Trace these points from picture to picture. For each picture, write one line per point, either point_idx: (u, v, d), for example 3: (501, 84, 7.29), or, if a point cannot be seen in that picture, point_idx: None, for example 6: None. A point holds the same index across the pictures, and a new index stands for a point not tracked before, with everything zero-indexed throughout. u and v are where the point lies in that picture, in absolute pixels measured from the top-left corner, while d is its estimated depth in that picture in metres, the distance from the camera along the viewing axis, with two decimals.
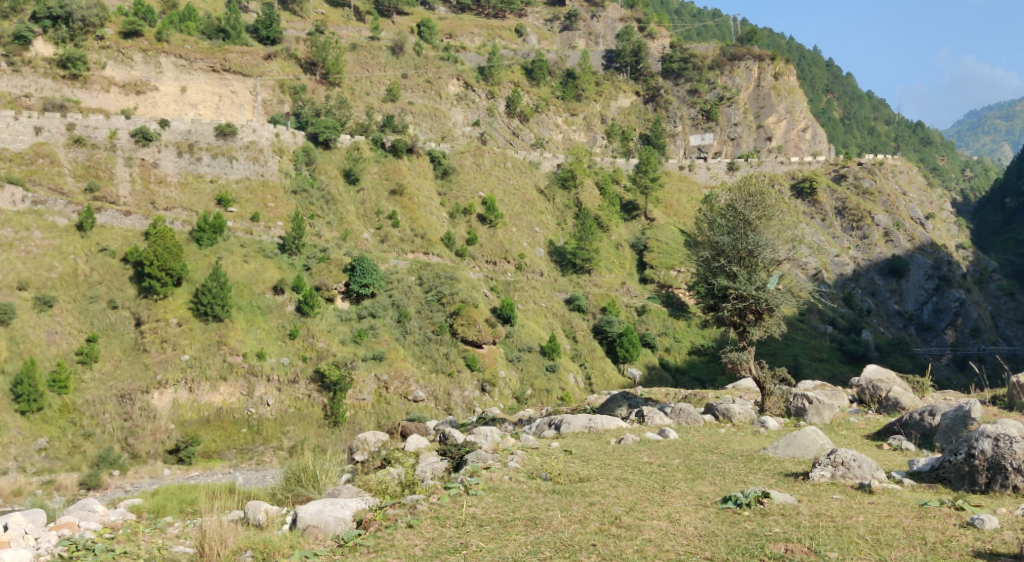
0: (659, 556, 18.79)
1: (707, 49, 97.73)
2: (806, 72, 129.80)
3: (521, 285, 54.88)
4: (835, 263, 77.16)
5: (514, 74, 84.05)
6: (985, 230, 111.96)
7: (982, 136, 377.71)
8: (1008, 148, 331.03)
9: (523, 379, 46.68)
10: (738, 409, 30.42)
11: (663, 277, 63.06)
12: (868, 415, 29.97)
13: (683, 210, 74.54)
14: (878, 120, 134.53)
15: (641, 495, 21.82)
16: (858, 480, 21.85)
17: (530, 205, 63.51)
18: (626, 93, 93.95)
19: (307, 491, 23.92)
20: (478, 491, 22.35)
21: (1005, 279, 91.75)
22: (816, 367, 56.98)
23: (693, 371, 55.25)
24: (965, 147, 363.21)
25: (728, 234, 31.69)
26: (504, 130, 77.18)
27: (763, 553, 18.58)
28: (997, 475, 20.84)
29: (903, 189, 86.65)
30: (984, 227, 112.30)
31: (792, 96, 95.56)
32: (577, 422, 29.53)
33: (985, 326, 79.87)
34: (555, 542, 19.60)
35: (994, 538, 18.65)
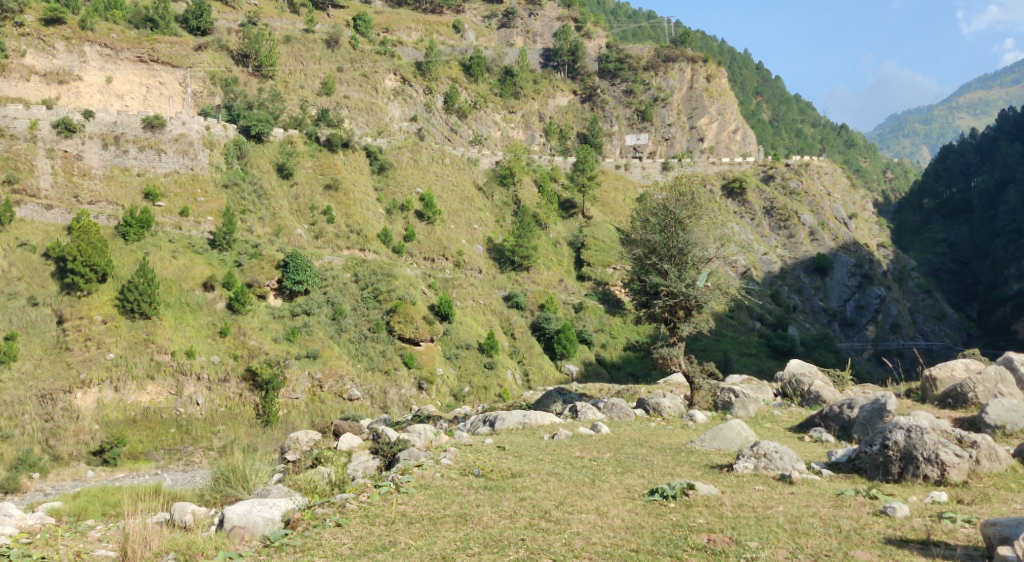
0: (586, 549, 19.33)
1: (643, 49, 99.71)
2: (736, 74, 131.72)
3: (459, 282, 55.23)
4: (762, 262, 79.49)
5: (451, 70, 84.51)
6: (905, 230, 116.37)
7: (903, 139, 390.99)
8: (926, 151, 344.02)
9: (461, 377, 47.42)
10: (668, 403, 31.59)
11: (600, 274, 64.26)
12: (791, 408, 31.11)
13: (619, 209, 75.81)
14: (805, 122, 138.53)
15: (571, 489, 22.52)
16: (779, 471, 22.11)
17: (468, 202, 64.08)
18: (563, 92, 95.82)
19: (236, 491, 24.15)
20: (408, 489, 22.87)
21: (922, 278, 95.82)
22: (744, 362, 58.83)
23: (628, 367, 56.58)
24: (889, 148, 376.02)
25: (659, 231, 32.78)
26: (442, 126, 77.93)
27: (686, 544, 18.98)
28: (909, 465, 20.79)
29: (828, 189, 89.09)
30: (904, 227, 116.71)
31: (724, 98, 97.40)
32: (511, 418, 30.27)
33: (905, 322, 82.64)
34: (484, 538, 20.17)
35: (905, 525, 18.78)
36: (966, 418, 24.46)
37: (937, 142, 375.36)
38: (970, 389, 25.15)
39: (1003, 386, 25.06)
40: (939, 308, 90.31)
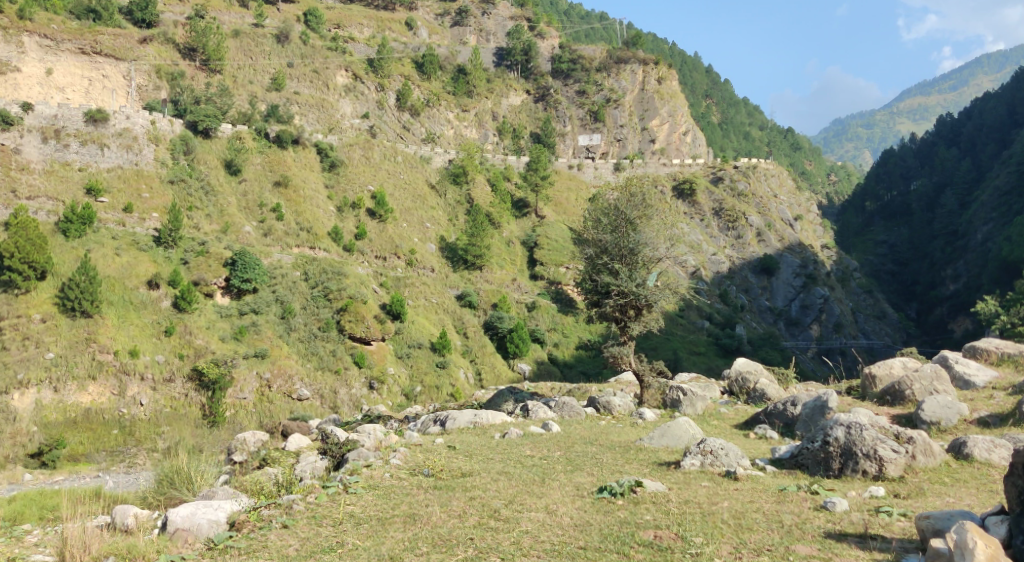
0: (535, 547, 19.35)
1: (595, 50, 100.46)
2: (687, 76, 132.67)
3: (411, 280, 54.96)
4: (711, 262, 80.50)
5: (403, 67, 84.03)
6: (848, 231, 118.86)
7: (846, 143, 399.27)
8: (868, 156, 352.15)
9: (413, 376, 47.27)
10: (618, 401, 31.81)
11: (553, 274, 64.58)
12: (737, 405, 31.55)
13: (572, 208, 76.18)
14: (753, 125, 140.58)
15: (520, 488, 22.53)
16: (725, 468, 22.39)
17: (420, 200, 63.77)
18: (517, 91, 95.77)
19: (180, 493, 23.75)
20: (357, 489, 22.70)
21: (864, 278, 97.86)
22: (694, 361, 59.52)
23: (580, 366, 56.87)
24: (834, 151, 383.92)
25: (611, 231, 32.92)
26: (394, 123, 77.48)
27: (633, 540, 19.11)
28: (849, 460, 21.19)
29: (774, 192, 90.82)
30: (847, 228, 119.23)
31: (674, 100, 98.10)
32: (462, 418, 30.21)
33: (848, 321, 82.55)
34: (432, 538, 20.09)
35: (844, 520, 19.10)
36: (903, 414, 24.99)
37: (879, 146, 384.01)
38: (908, 386, 25.68)
39: (938, 383, 25.58)
40: (881, 308, 92.31)
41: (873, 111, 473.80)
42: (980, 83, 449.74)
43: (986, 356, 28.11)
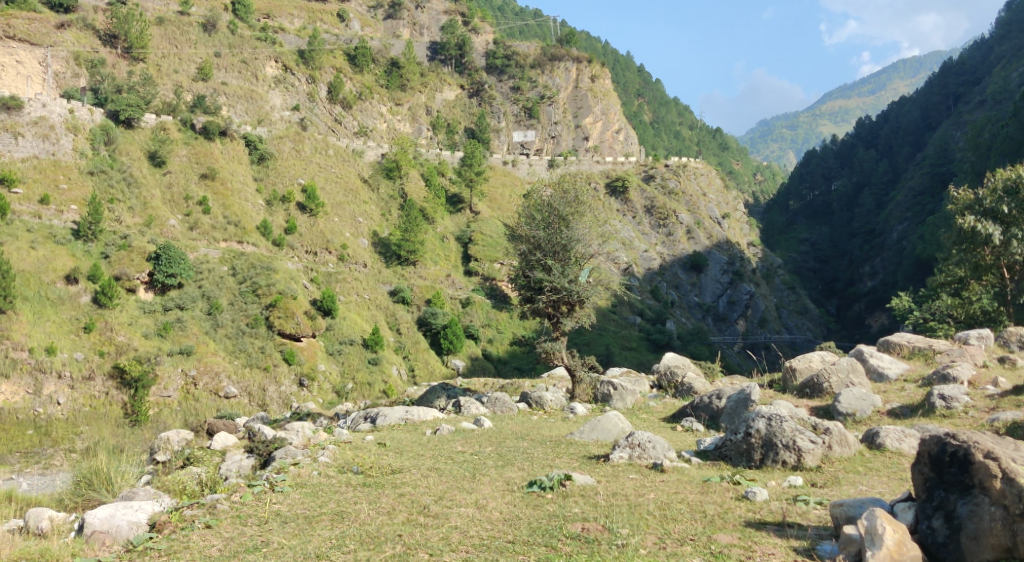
0: (463, 542, 19.25)
1: (529, 47, 101.16)
2: (620, 76, 134.38)
3: (343, 276, 54.34)
4: (643, 258, 81.59)
5: (335, 59, 82.80)
6: (772, 230, 121.70)
7: (771, 144, 408.97)
8: (791, 157, 361.63)
9: (344, 373, 46.93)
10: (550, 396, 31.93)
11: (487, 270, 64.61)
12: (665, 399, 31.97)
13: (506, 204, 76.33)
14: (684, 124, 142.71)
15: (450, 484, 22.44)
16: (652, 460, 22.65)
17: (352, 194, 63.12)
18: (451, 86, 95.25)
19: (99, 494, 23.02)
20: (283, 487, 22.35)
21: (788, 276, 100.24)
22: (625, 356, 60.17)
23: (514, 361, 57.02)
24: (759, 152, 392.94)
25: (544, 228, 32.99)
26: (325, 116, 76.34)
27: (561, 533, 19.14)
28: (769, 451, 21.61)
29: (703, 191, 92.82)
30: (772, 227, 122.10)
31: (607, 98, 100.86)
32: (393, 415, 30.00)
33: (771, 317, 85.49)
34: (360, 535, 19.87)
35: (764, 508, 19.42)
36: (821, 406, 25.62)
37: (802, 147, 394.21)
38: (825, 379, 26.35)
39: (853, 376, 26.33)
40: (803, 304, 94.84)
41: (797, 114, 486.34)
42: (898, 87, 464.82)
43: (899, 350, 29.00)
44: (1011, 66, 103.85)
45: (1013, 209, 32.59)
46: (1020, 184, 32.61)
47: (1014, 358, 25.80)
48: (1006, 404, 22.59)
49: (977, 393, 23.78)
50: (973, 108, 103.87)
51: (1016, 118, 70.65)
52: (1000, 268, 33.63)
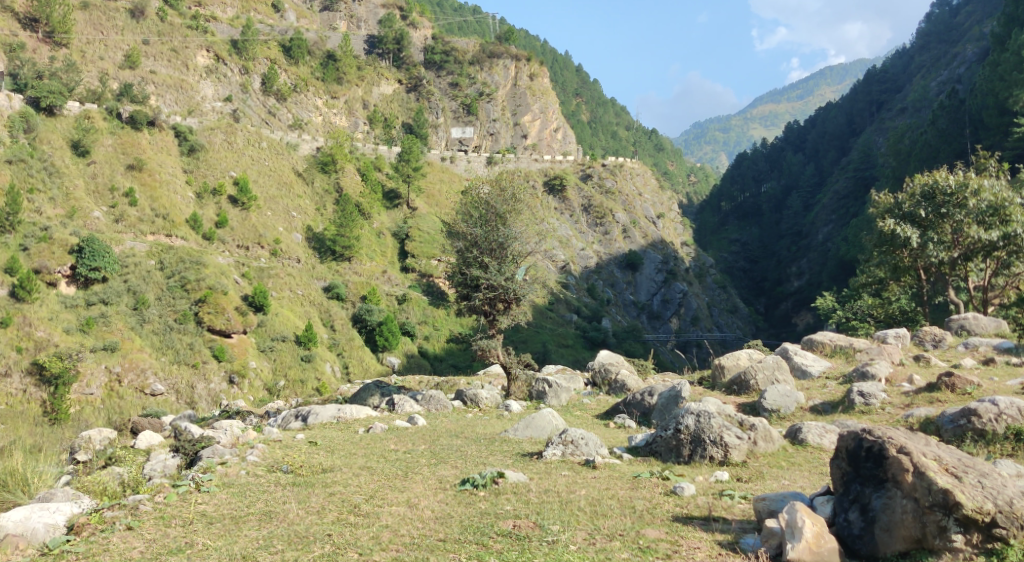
0: (394, 541, 18.99)
1: (467, 43, 101.00)
2: (558, 75, 135.28)
3: (276, 271, 53.33)
4: (580, 256, 82.11)
5: (270, 49, 81.20)
6: (705, 230, 123.53)
7: (704, 145, 415.77)
8: (724, 159, 368.30)
9: (276, 370, 46.39)
10: (485, 394, 31.81)
11: (424, 266, 64.24)
12: (599, 396, 32.16)
13: (444, 200, 76.03)
14: (621, 125, 144.07)
15: (383, 483, 22.17)
16: (584, 457, 22.74)
17: (286, 188, 62.15)
18: (389, 81, 94.24)
19: (15, 496, 22.14)
20: (210, 487, 21.82)
21: (719, 275, 101.96)
22: (561, 353, 60.47)
23: (450, 359, 57.01)
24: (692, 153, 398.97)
25: (480, 225, 32.79)
26: (259, 108, 74.97)
27: (492, 530, 19.02)
28: (698, 447, 21.85)
29: (639, 190, 94.13)
30: (704, 227, 123.93)
31: (545, 97, 102.66)
32: (325, 413, 29.50)
33: (703, 315, 87.06)
34: (288, 535, 19.48)
35: (690, 503, 19.57)
36: (748, 403, 25.99)
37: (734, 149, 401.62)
38: (752, 376, 26.78)
39: (779, 373, 26.79)
40: (733, 302, 96.73)
41: (730, 117, 495.48)
42: (826, 93, 477.32)
43: (822, 348, 29.64)
44: (930, 75, 107.43)
45: (930, 213, 33.01)
46: (937, 190, 32.88)
47: (929, 357, 26.43)
48: (920, 400, 23.05)
49: (893, 390, 24.28)
50: (895, 115, 107.08)
51: (933, 126, 72.94)
52: (917, 269, 34.54)
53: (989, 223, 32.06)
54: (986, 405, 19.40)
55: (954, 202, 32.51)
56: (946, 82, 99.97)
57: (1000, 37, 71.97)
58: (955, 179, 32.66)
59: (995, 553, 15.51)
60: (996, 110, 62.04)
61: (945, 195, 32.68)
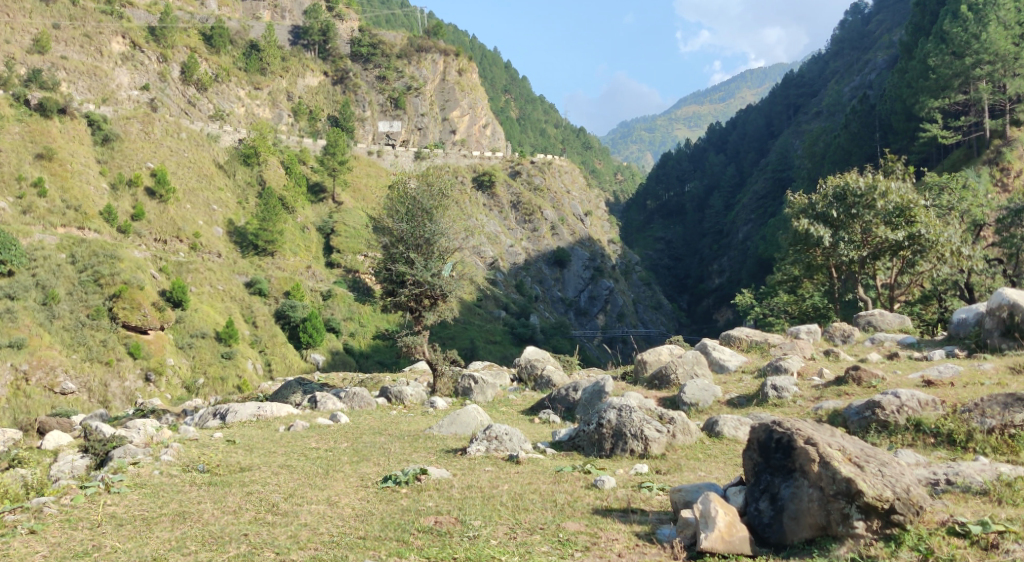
0: (313, 539, 18.61)
1: (395, 36, 100.04)
2: (488, 71, 134.87)
3: (195, 266, 52.04)
4: (509, 253, 82.16)
5: (189, 37, 79.01)
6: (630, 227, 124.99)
7: (630, 145, 421.28)
8: (649, 159, 373.20)
9: (195, 367, 45.36)
10: (410, 391, 31.51)
11: (350, 262, 63.43)
12: (525, 392, 32.18)
13: (370, 195, 75.32)
14: (549, 122, 144.90)
15: (302, 481, 21.75)
16: (508, 452, 22.69)
17: (206, 180, 60.63)
18: (314, 72, 92.64)
19: None
20: (120, 488, 21.07)
21: (644, 272, 103.38)
22: (489, 350, 60.39)
23: (376, 356, 56.58)
24: (619, 153, 403.44)
25: (406, 221, 32.41)
26: (177, 97, 73.20)
27: (413, 527, 18.77)
28: (619, 441, 22.00)
29: (567, 188, 94.92)
30: (630, 224, 125.36)
31: (474, 92, 103.10)
32: (244, 411, 28.82)
33: (628, 311, 88.29)
34: (203, 536, 18.95)
35: (610, 496, 19.66)
36: (668, 397, 26.31)
37: (660, 148, 407.48)
38: (672, 371, 27.17)
39: (698, 367, 27.28)
40: (657, 299, 98.10)
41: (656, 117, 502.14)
42: (746, 96, 488.88)
43: (739, 343, 30.20)
44: (844, 80, 110.43)
45: (840, 213, 33.83)
46: (848, 192, 33.76)
47: (838, 351, 27.09)
48: (829, 393, 23.57)
49: (804, 383, 24.82)
50: (811, 119, 110.07)
51: (845, 129, 74.94)
52: (829, 267, 35.44)
53: (895, 224, 32.85)
54: (889, 397, 19.98)
55: (864, 203, 33.37)
56: (858, 87, 103.07)
57: (908, 45, 74.42)
58: (864, 181, 33.52)
59: (893, 539, 15.68)
60: (903, 115, 64.15)
61: (855, 196, 33.53)
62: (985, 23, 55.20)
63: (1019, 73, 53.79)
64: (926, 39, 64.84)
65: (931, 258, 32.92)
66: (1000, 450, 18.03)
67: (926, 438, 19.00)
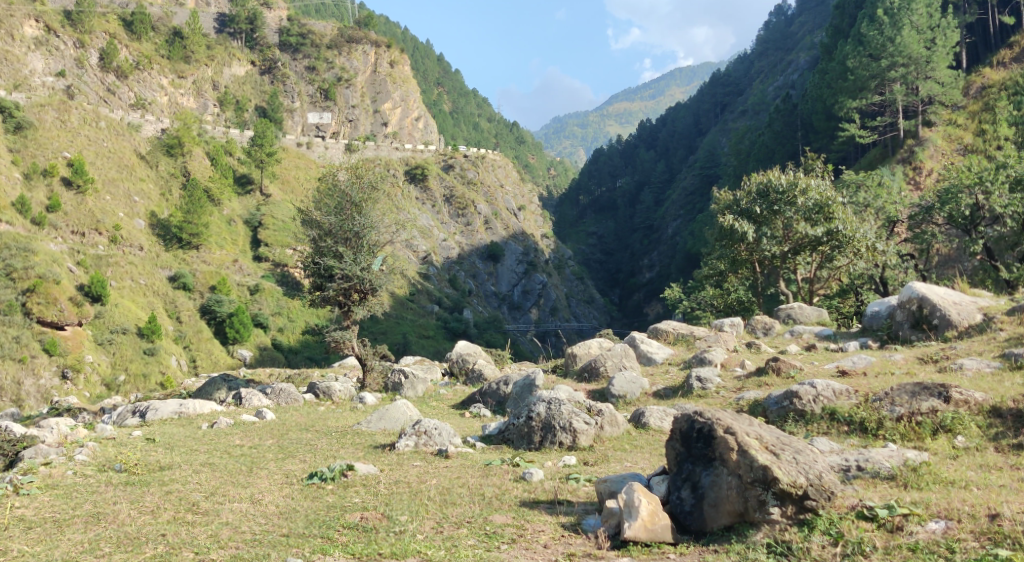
0: (234, 538, 18.00)
1: (325, 27, 98.82)
2: (420, 63, 133.89)
3: (115, 260, 50.45)
4: (442, 247, 81.62)
5: (107, 23, 76.62)
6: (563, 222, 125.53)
7: (563, 140, 423.67)
8: (581, 155, 376.14)
9: (116, 364, 44.21)
10: (339, 387, 31.02)
11: (278, 255, 61.82)
12: (455, 387, 31.93)
13: (299, 187, 74.12)
14: (482, 116, 144.68)
15: (225, 479, 21.18)
16: (437, 447, 22.45)
17: (127, 170, 58.90)
18: (241, 62, 90.64)
19: None
20: (31, 490, 20.22)
21: (577, 266, 104.10)
22: (422, 345, 59.94)
23: (306, 351, 55.70)
24: (551, 147, 405.76)
25: (335, 214, 31.86)
26: (95, 85, 71.08)
27: (338, 523, 18.32)
28: (548, 433, 21.99)
29: (500, 182, 95.00)
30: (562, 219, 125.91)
31: (406, 85, 102.06)
32: (165, 409, 27.97)
33: (561, 306, 88.86)
34: (117, 537, 18.20)
35: (538, 487, 19.54)
36: (597, 390, 26.39)
37: (592, 143, 410.72)
38: (601, 363, 27.25)
39: (626, 360, 27.42)
40: (589, 293, 98.96)
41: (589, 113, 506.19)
42: (676, 93, 496.21)
43: (666, 336, 30.50)
44: (769, 79, 112.86)
45: (763, 210, 34.42)
46: (771, 189, 34.57)
47: (760, 343, 27.53)
48: (751, 384, 23.84)
49: (727, 374, 25.16)
50: (737, 117, 112.15)
51: (769, 128, 76.48)
52: (752, 262, 36.00)
53: (814, 220, 33.38)
54: (805, 387, 20.36)
55: (785, 200, 34.06)
56: (782, 87, 105.20)
57: (828, 46, 76.18)
58: (786, 178, 34.26)
59: (806, 524, 15.65)
60: (823, 115, 65.69)
61: (777, 193, 34.27)
62: (900, 26, 56.73)
63: (931, 76, 55.64)
64: (845, 40, 66.50)
65: (848, 253, 33.41)
66: (907, 437, 18.35)
67: (840, 427, 19.33)
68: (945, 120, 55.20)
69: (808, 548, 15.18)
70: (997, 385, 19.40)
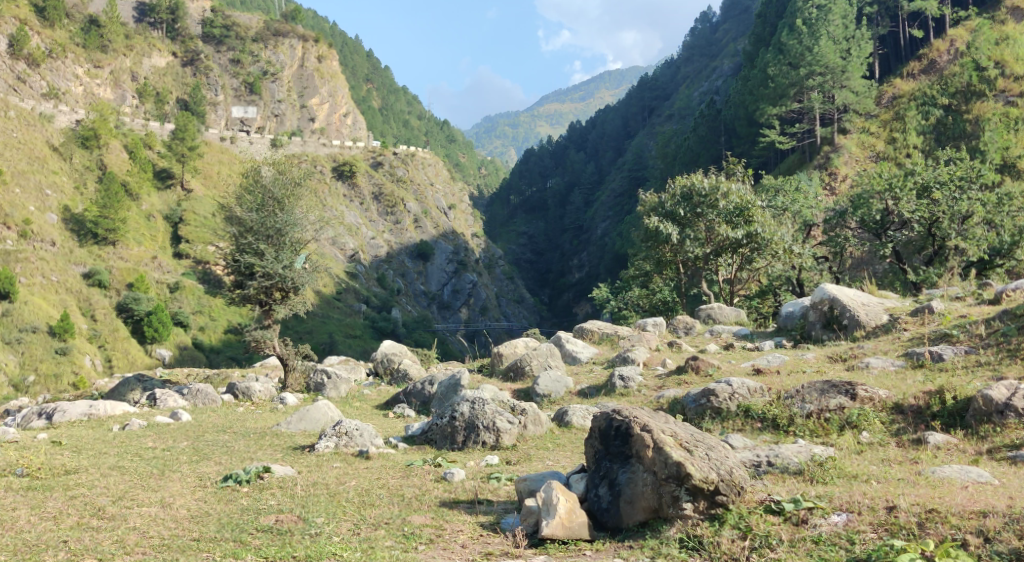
0: (141, 544, 17.22)
1: (250, 19, 97.36)
2: (348, 59, 132.30)
3: (24, 255, 48.65)
4: (371, 246, 80.77)
5: (18, 9, 73.65)
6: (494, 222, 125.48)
7: (495, 139, 424.21)
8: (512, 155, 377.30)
9: (25, 364, 42.51)
10: (258, 388, 30.34)
11: (199, 253, 60.91)
12: (379, 387, 31.44)
13: (222, 182, 72.48)
14: (412, 114, 143.82)
15: (134, 483, 20.37)
16: (358, 447, 22.00)
17: (38, 162, 56.69)
18: (162, 52, 88.20)
19: None
20: None
21: (507, 266, 104.26)
22: (349, 344, 59.11)
23: (228, 351, 54.29)
24: (483, 147, 405.89)
25: (256, 210, 31.00)
26: (4, 72, 68.22)
27: (251, 526, 17.71)
28: (471, 433, 21.76)
29: (430, 181, 94.62)
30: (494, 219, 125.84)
31: (333, 80, 101.50)
32: (73, 410, 26.85)
33: (491, 305, 88.80)
34: (14, 544, 17.22)
35: (458, 487, 19.25)
36: (521, 389, 26.28)
37: (523, 144, 412.21)
38: (526, 363, 27.10)
39: (551, 359, 27.38)
40: (519, 293, 99.15)
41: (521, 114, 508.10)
42: (606, 96, 501.79)
43: (591, 336, 30.55)
44: (694, 85, 114.68)
45: (686, 212, 34.71)
46: (693, 191, 34.73)
47: (681, 343, 27.76)
48: (670, 383, 23.95)
49: (648, 373, 25.30)
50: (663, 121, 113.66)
51: (694, 132, 77.57)
52: (676, 263, 36.34)
53: (735, 223, 33.94)
54: (722, 385, 20.53)
55: (707, 203, 34.41)
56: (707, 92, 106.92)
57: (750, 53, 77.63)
58: (708, 181, 34.54)
59: (717, 518, 15.64)
60: (745, 120, 66.98)
61: (700, 196, 34.53)
62: (818, 35, 58.20)
63: (846, 85, 57.03)
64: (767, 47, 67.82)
65: (766, 255, 34.20)
66: (816, 432, 18.61)
67: (753, 423, 19.50)
68: (859, 128, 56.90)
69: (717, 542, 15.13)
70: (901, 382, 19.79)
